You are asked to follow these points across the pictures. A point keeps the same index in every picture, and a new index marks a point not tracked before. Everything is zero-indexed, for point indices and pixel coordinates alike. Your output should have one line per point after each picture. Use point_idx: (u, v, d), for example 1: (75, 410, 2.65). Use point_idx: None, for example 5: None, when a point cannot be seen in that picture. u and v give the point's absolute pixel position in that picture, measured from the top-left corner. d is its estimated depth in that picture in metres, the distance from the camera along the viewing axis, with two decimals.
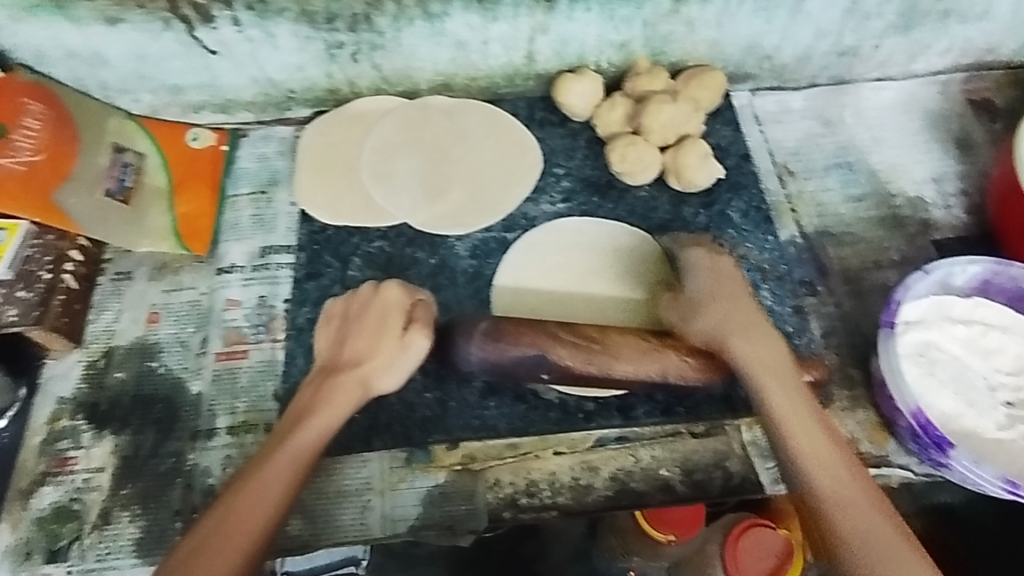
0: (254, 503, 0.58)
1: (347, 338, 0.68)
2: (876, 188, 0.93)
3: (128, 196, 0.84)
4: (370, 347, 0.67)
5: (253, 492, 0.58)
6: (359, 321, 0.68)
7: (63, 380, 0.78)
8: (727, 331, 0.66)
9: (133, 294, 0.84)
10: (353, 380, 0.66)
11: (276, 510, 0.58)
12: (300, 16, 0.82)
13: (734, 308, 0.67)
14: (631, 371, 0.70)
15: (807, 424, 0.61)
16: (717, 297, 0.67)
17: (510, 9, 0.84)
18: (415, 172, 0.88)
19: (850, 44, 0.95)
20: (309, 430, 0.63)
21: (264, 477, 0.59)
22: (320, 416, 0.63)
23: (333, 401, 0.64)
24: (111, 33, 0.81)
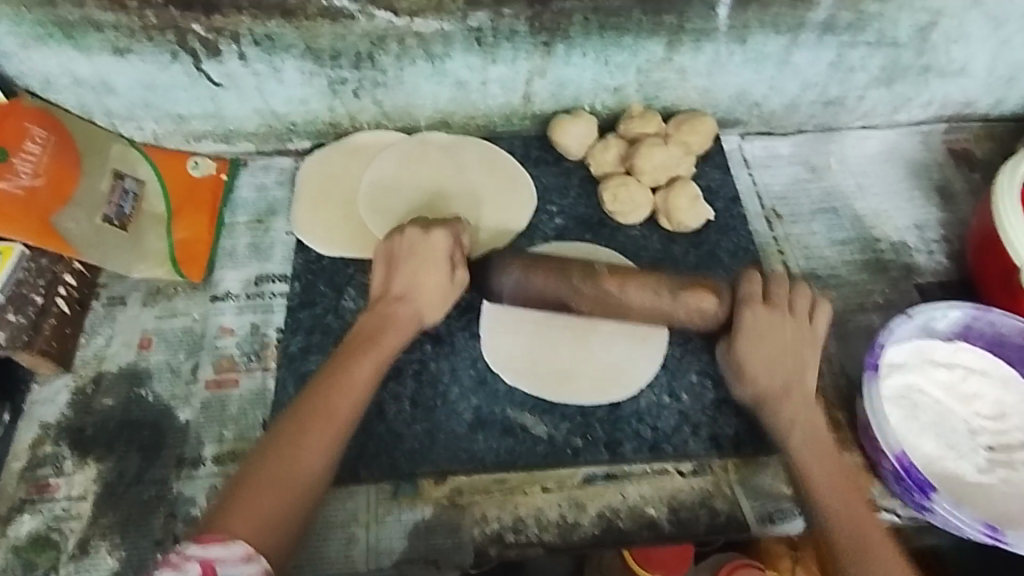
0: (284, 472, 0.61)
1: (396, 266, 0.76)
2: (861, 233, 0.96)
3: (125, 222, 0.86)
4: (422, 280, 0.76)
5: (310, 439, 0.63)
6: (408, 260, 0.76)
7: (48, 404, 0.78)
8: (782, 393, 0.71)
9: (127, 318, 0.84)
10: (401, 314, 0.74)
11: (313, 478, 0.63)
12: (306, 53, 0.84)
13: (784, 372, 0.72)
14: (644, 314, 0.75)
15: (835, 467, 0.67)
16: (755, 353, 0.72)
17: (509, 52, 0.87)
18: (414, 199, 0.89)
19: (836, 94, 0.98)
20: (365, 365, 0.69)
21: (298, 452, 0.62)
22: (343, 389, 0.67)
23: (391, 331, 0.73)
24: (119, 63, 0.83)
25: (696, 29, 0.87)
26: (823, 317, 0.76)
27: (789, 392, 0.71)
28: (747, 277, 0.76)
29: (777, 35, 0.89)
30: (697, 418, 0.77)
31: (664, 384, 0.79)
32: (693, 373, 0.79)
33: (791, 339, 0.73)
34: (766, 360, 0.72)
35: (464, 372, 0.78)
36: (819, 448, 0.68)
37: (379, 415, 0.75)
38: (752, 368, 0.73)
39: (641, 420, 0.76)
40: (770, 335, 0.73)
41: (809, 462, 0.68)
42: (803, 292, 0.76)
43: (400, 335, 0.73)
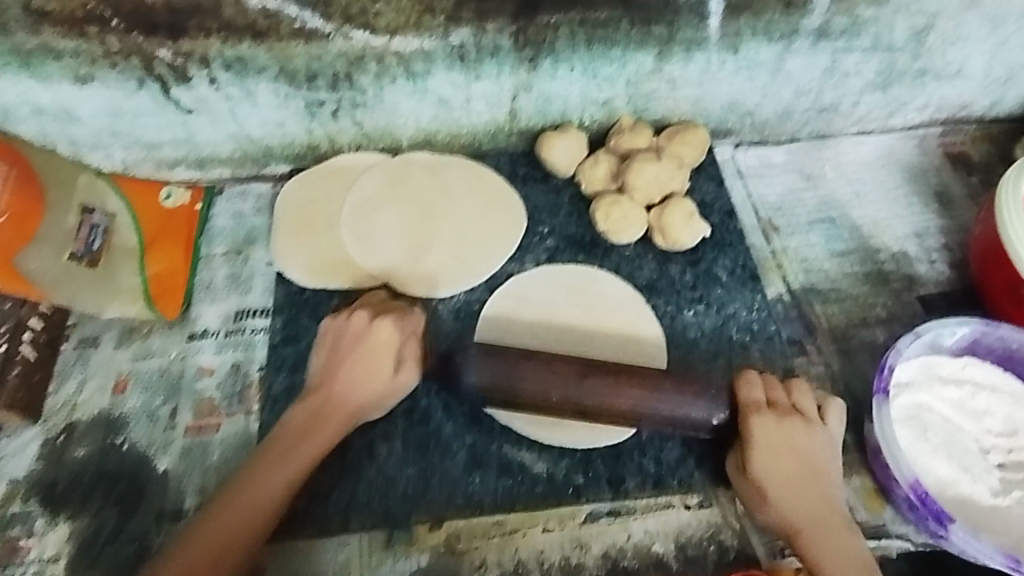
0: (235, 514, 0.61)
1: (342, 364, 0.70)
2: (860, 244, 0.93)
3: (95, 258, 0.81)
4: (365, 386, 0.69)
5: (266, 477, 0.63)
6: (352, 356, 0.70)
7: (18, 458, 0.73)
8: (803, 525, 0.65)
9: (99, 361, 0.80)
10: (331, 409, 0.68)
11: (255, 527, 0.61)
12: (280, 75, 0.80)
13: (795, 484, 0.66)
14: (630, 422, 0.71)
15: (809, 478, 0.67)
16: (769, 468, 0.66)
17: (493, 68, 0.83)
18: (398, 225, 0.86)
19: (830, 101, 0.96)
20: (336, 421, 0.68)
21: (248, 486, 0.62)
22: (301, 439, 0.66)
23: (321, 428, 0.67)
24: (82, 91, 0.79)
25: (687, 39, 0.83)
26: (835, 419, 0.71)
27: (802, 493, 0.66)
28: (742, 380, 0.71)
29: (770, 42, 0.86)
30: (701, 448, 0.74)
31: None
32: None
33: (806, 461, 0.67)
34: (773, 459, 0.66)
35: (458, 408, 0.74)
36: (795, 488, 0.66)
37: (370, 457, 0.71)
38: (781, 503, 0.65)
39: (644, 453, 0.74)
40: (785, 453, 0.67)
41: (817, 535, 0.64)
42: (806, 395, 0.71)
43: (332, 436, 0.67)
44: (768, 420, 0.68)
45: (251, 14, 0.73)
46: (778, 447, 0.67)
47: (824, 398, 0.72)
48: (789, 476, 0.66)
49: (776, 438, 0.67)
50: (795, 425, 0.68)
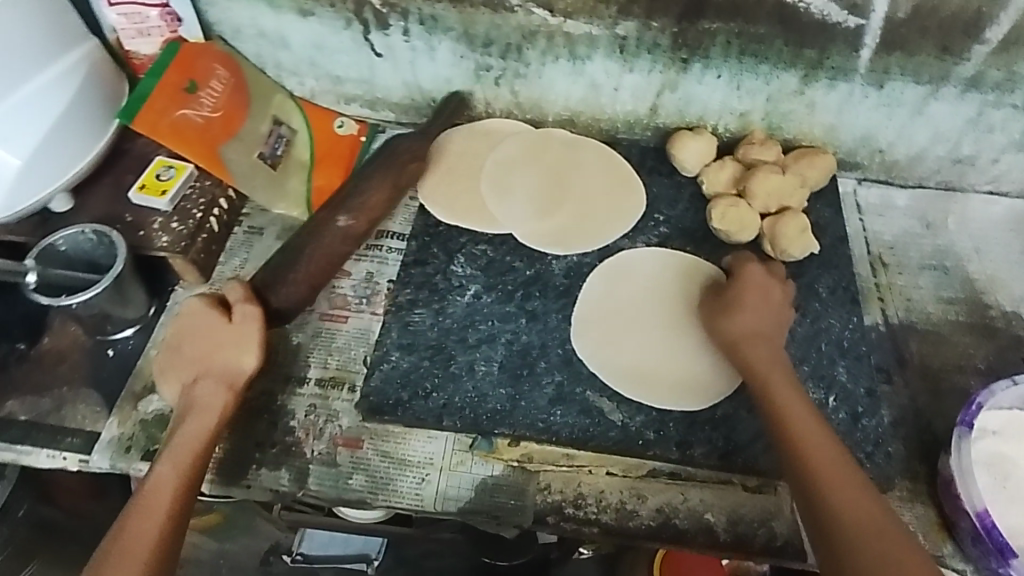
0: (141, 532, 0.62)
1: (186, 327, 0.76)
2: (970, 295, 0.94)
3: (276, 162, 0.96)
4: (213, 350, 0.74)
5: (150, 502, 0.65)
6: (188, 341, 0.75)
7: (187, 307, 0.88)
8: (751, 338, 0.77)
9: (261, 247, 0.94)
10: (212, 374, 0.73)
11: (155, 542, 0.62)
12: (461, 36, 0.92)
13: (767, 349, 0.76)
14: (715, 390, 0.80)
15: (815, 427, 0.69)
16: (748, 305, 0.80)
17: (647, 63, 0.91)
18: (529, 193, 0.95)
19: (967, 153, 0.97)
20: (185, 431, 0.70)
21: (141, 504, 0.64)
22: (177, 451, 0.68)
23: (204, 404, 0.71)
24: (301, 22, 0.94)
25: (836, 66, 0.88)
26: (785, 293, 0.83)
27: (767, 362, 0.75)
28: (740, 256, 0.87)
29: (917, 84, 0.89)
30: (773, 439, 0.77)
31: (745, 400, 0.79)
32: None
33: (778, 310, 0.80)
34: (755, 308, 0.80)
35: (553, 350, 0.82)
36: (777, 387, 0.73)
37: (469, 372, 0.80)
38: (734, 318, 0.79)
39: (715, 429, 0.77)
40: (758, 296, 0.81)
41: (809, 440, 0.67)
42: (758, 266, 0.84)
43: (189, 426, 0.70)
44: (756, 269, 0.84)
45: None
46: (752, 294, 0.81)
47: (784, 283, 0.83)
48: (759, 342, 0.77)
49: (757, 284, 0.82)
50: (777, 288, 0.82)
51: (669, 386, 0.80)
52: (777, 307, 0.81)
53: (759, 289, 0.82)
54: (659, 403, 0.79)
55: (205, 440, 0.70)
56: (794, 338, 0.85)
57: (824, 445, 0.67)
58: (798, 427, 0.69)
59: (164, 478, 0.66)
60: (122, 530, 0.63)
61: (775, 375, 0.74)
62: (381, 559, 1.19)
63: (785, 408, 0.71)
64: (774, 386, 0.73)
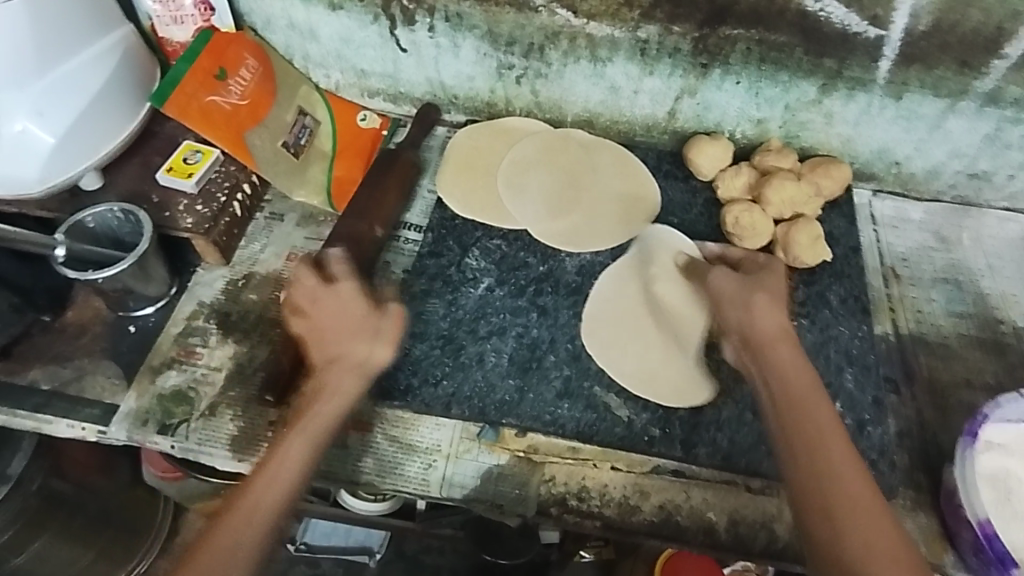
0: (257, 507, 0.62)
1: (388, 329, 0.73)
2: (981, 311, 0.94)
3: (299, 151, 0.98)
4: (347, 322, 0.72)
5: (272, 479, 0.63)
6: (322, 301, 0.73)
7: (207, 287, 0.90)
8: (774, 338, 0.72)
9: (280, 233, 0.96)
10: (355, 364, 0.70)
11: (269, 520, 0.62)
12: (486, 35, 0.94)
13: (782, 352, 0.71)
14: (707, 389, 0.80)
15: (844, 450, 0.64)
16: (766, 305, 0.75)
17: (667, 67, 0.92)
18: (541, 191, 0.97)
19: (983, 169, 0.97)
20: (318, 410, 0.68)
21: (264, 475, 0.64)
22: (306, 428, 0.67)
23: (342, 385, 0.69)
24: (330, 16, 0.96)
25: (854, 77, 0.89)
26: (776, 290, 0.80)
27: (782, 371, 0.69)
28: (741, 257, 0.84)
29: (935, 97, 0.89)
30: None
31: (750, 403, 0.80)
32: None
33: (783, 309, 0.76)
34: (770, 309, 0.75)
35: (562, 345, 0.83)
36: (806, 400, 0.67)
37: (479, 362, 0.81)
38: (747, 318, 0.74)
39: (719, 429, 0.78)
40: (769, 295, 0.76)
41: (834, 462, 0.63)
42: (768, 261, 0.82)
43: (322, 403, 0.68)
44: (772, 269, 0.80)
45: None
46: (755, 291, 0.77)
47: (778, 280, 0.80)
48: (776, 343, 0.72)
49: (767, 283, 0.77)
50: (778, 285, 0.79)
51: (672, 383, 0.80)
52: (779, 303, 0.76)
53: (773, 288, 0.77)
54: (661, 399, 0.79)
55: (332, 424, 0.68)
56: (803, 345, 0.85)
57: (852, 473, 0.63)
58: (829, 451, 0.64)
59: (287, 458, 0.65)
60: (241, 501, 0.62)
61: (804, 388, 0.68)
62: (383, 552, 1.19)
63: (819, 429, 0.65)
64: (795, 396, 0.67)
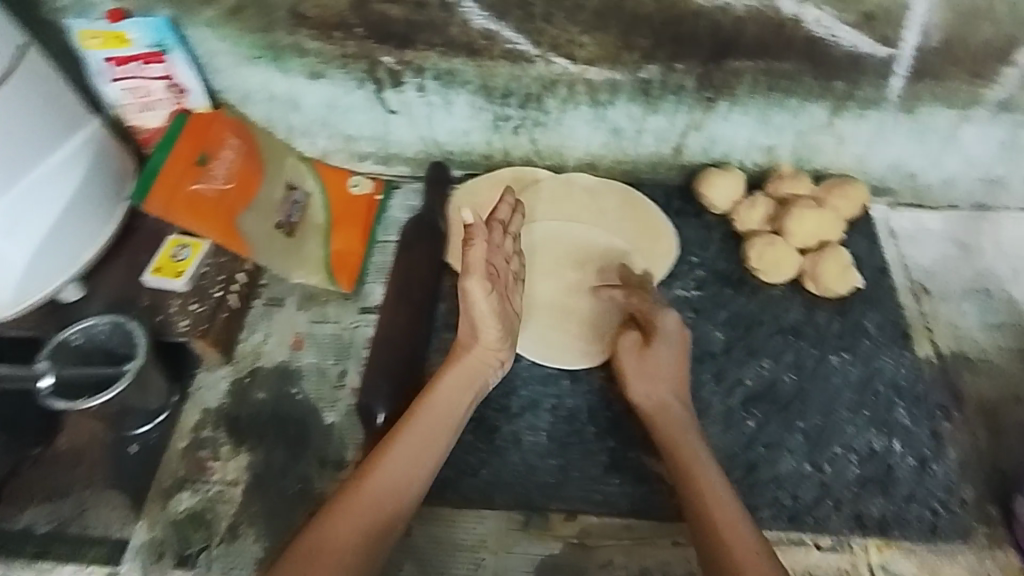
0: (383, 487, 0.64)
1: (485, 325, 0.73)
2: (1015, 320, 0.92)
3: (293, 229, 0.93)
4: (655, 379, 0.75)
5: (402, 462, 0.66)
6: (638, 366, 0.76)
7: (210, 391, 0.83)
8: (667, 411, 0.73)
9: (283, 318, 0.90)
10: (475, 367, 0.75)
11: (397, 494, 0.65)
12: (480, 90, 0.88)
13: (659, 396, 0.74)
14: (639, 394, 0.75)
15: (712, 470, 0.67)
16: (640, 376, 0.75)
17: (672, 105, 0.88)
18: (530, 265, 0.90)
19: (999, 174, 0.95)
20: (447, 401, 0.72)
21: (395, 456, 0.66)
22: (433, 414, 0.70)
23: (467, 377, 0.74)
24: (312, 85, 0.90)
25: (866, 97, 0.86)
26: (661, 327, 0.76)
27: (662, 414, 0.73)
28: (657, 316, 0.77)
29: (949, 109, 0.86)
30: (840, 494, 0.73)
31: (805, 453, 0.76)
32: (836, 446, 0.76)
33: (667, 369, 0.75)
34: (648, 376, 0.75)
35: (601, 414, 0.78)
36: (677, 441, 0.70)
37: (515, 444, 0.76)
38: (636, 385, 0.75)
39: (780, 488, 0.74)
40: (647, 368, 0.76)
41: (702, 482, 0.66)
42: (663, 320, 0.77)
43: (456, 400, 0.72)
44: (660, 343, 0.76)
45: (472, 34, 0.82)
46: (648, 372, 0.75)
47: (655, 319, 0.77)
48: (663, 410, 0.74)
49: (654, 359, 0.76)
50: (655, 351, 0.76)
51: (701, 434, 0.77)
52: (674, 370, 0.75)
53: (657, 363, 0.75)
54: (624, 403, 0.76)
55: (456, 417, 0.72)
56: (848, 381, 0.82)
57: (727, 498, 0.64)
58: (717, 509, 0.63)
59: (419, 439, 0.68)
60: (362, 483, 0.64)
61: (677, 432, 0.71)
62: None
63: (676, 442, 0.70)
64: (671, 430, 0.71)
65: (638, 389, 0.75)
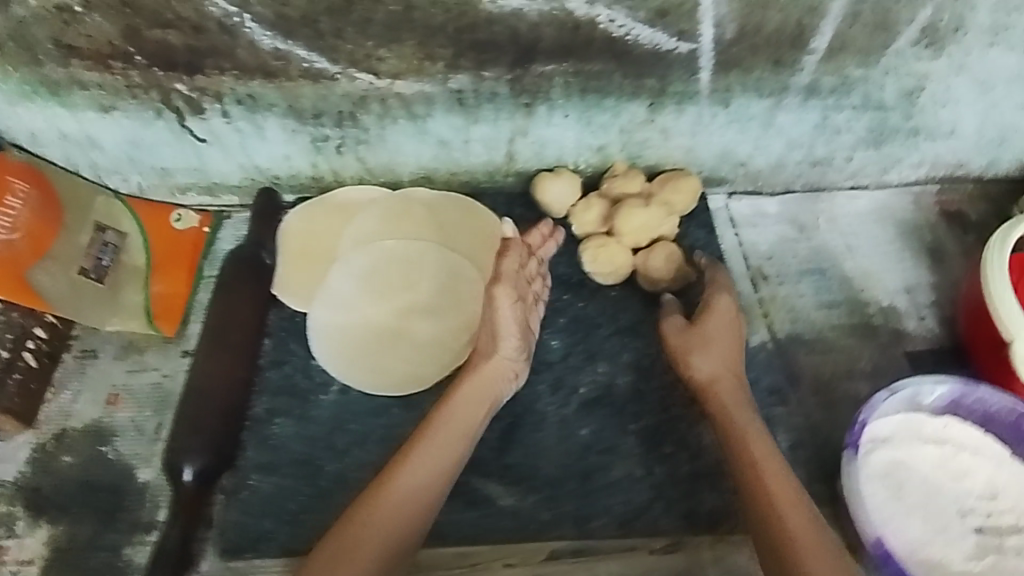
0: (406, 504, 0.64)
1: (506, 332, 0.74)
2: (849, 296, 0.94)
3: (103, 276, 0.87)
4: (720, 351, 0.75)
5: (420, 479, 0.65)
6: (712, 337, 0.76)
7: (9, 462, 0.76)
8: (723, 382, 0.73)
9: (97, 373, 0.83)
10: (490, 377, 0.73)
11: (421, 501, 0.65)
12: (288, 111, 0.83)
13: (720, 366, 0.73)
14: (704, 367, 0.74)
15: (767, 451, 0.67)
16: (704, 351, 0.74)
17: (491, 112, 0.86)
18: (368, 289, 0.85)
19: (823, 155, 0.97)
20: (458, 410, 0.70)
21: (411, 471, 0.66)
22: (452, 424, 0.69)
23: (478, 384, 0.73)
24: (104, 119, 0.83)
25: (678, 92, 0.86)
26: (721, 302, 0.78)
27: (713, 387, 0.73)
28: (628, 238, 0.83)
29: (760, 98, 0.88)
30: (671, 493, 0.74)
31: (638, 456, 0.76)
32: (668, 445, 0.77)
33: (719, 339, 0.75)
34: (721, 350, 0.75)
35: None
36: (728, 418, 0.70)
37: (339, 483, 0.73)
38: (699, 359, 0.74)
39: (611, 495, 0.73)
40: (719, 333, 0.76)
41: (762, 460, 0.66)
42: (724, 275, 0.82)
43: (476, 408, 0.71)
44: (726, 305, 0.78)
45: (262, 55, 0.77)
46: (706, 346, 0.75)
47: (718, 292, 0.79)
48: (719, 379, 0.73)
49: (716, 327, 0.76)
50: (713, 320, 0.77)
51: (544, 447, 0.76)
52: (733, 340, 0.76)
53: (715, 333, 0.76)
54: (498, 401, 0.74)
55: (471, 424, 0.70)
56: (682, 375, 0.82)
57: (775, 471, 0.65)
58: (768, 484, 0.65)
59: (437, 453, 0.67)
60: (379, 505, 0.63)
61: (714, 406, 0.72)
62: None
63: (727, 416, 0.70)
64: (724, 402, 0.72)
65: (698, 364, 0.74)
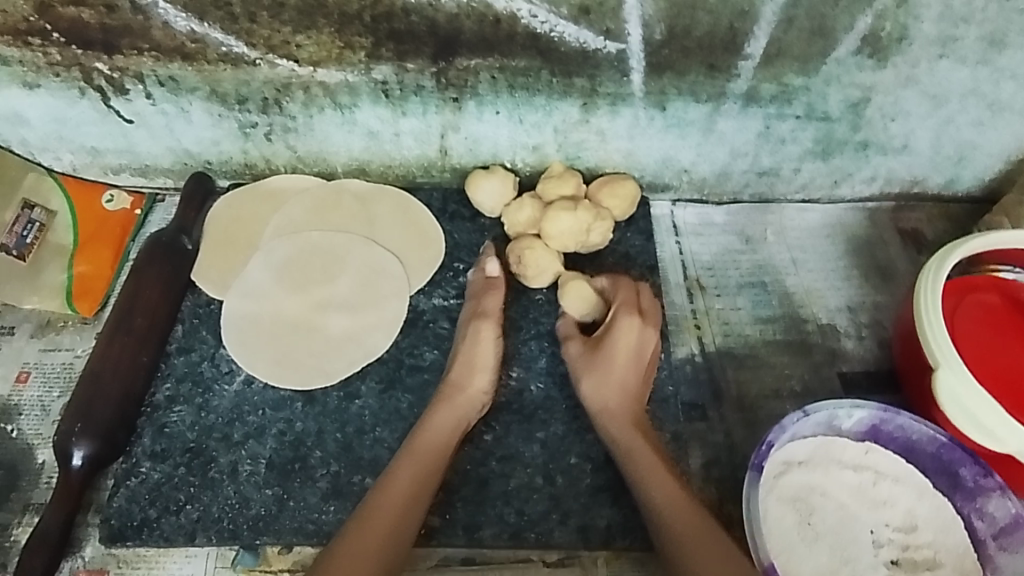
0: (379, 534, 0.62)
1: (483, 366, 0.75)
2: (788, 312, 0.91)
3: (25, 253, 0.87)
4: (618, 379, 0.74)
5: (389, 508, 0.64)
6: (614, 363, 0.74)
7: None
8: (614, 411, 0.72)
9: (11, 351, 0.83)
10: (465, 408, 0.72)
11: (402, 536, 0.63)
12: (211, 95, 0.82)
13: (616, 396, 0.73)
14: (596, 395, 0.74)
15: (690, 504, 0.65)
16: (597, 377, 0.74)
17: (418, 105, 0.84)
18: (285, 282, 0.83)
19: (768, 165, 0.93)
20: (435, 436, 0.70)
21: (388, 497, 0.64)
22: (425, 450, 0.68)
23: (459, 408, 0.72)
24: (29, 96, 0.83)
25: (611, 92, 0.83)
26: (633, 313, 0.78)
27: (608, 415, 0.73)
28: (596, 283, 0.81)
29: (697, 103, 0.85)
30: (569, 505, 0.72)
31: (539, 465, 0.74)
32: (573, 456, 0.75)
33: (620, 366, 0.74)
34: (621, 378, 0.74)
35: (331, 436, 0.75)
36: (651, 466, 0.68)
37: (231, 474, 0.72)
38: (592, 387, 0.74)
39: (506, 503, 0.72)
40: (620, 357, 0.74)
41: (680, 514, 0.64)
42: (626, 284, 0.81)
43: (450, 434, 0.71)
44: (634, 322, 0.76)
45: (180, 37, 0.77)
46: (605, 376, 0.74)
47: (625, 314, 0.77)
48: (616, 409, 0.73)
49: (618, 349, 0.75)
50: (618, 341, 0.75)
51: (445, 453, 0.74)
52: (639, 355, 0.75)
53: (616, 355, 0.74)
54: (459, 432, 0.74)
55: (443, 450, 0.69)
56: None
57: (679, 505, 0.64)
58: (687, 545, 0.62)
59: (409, 479, 0.66)
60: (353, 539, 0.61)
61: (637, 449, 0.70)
62: None
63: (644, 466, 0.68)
64: (636, 445, 0.70)
65: (590, 388, 0.74)
